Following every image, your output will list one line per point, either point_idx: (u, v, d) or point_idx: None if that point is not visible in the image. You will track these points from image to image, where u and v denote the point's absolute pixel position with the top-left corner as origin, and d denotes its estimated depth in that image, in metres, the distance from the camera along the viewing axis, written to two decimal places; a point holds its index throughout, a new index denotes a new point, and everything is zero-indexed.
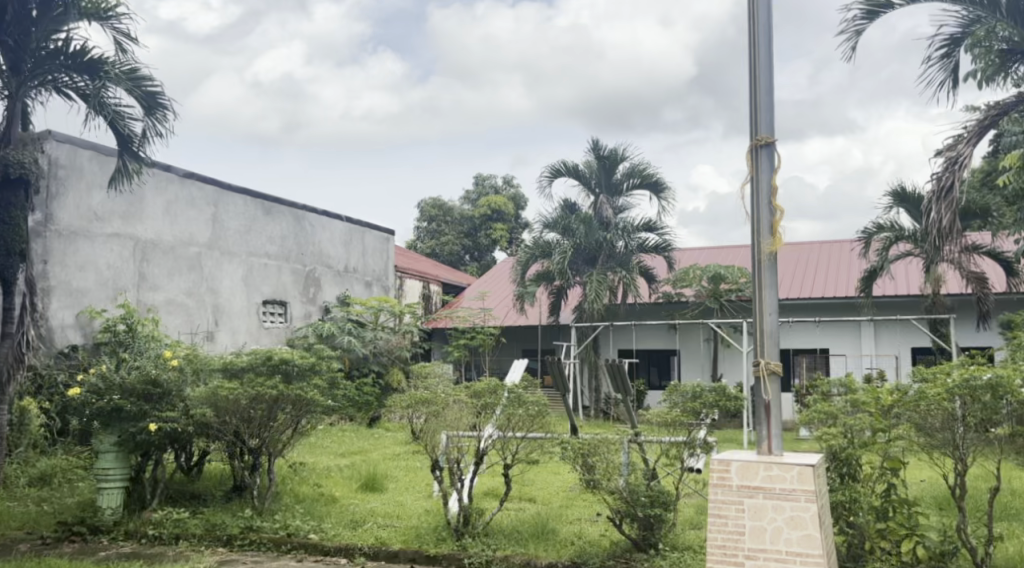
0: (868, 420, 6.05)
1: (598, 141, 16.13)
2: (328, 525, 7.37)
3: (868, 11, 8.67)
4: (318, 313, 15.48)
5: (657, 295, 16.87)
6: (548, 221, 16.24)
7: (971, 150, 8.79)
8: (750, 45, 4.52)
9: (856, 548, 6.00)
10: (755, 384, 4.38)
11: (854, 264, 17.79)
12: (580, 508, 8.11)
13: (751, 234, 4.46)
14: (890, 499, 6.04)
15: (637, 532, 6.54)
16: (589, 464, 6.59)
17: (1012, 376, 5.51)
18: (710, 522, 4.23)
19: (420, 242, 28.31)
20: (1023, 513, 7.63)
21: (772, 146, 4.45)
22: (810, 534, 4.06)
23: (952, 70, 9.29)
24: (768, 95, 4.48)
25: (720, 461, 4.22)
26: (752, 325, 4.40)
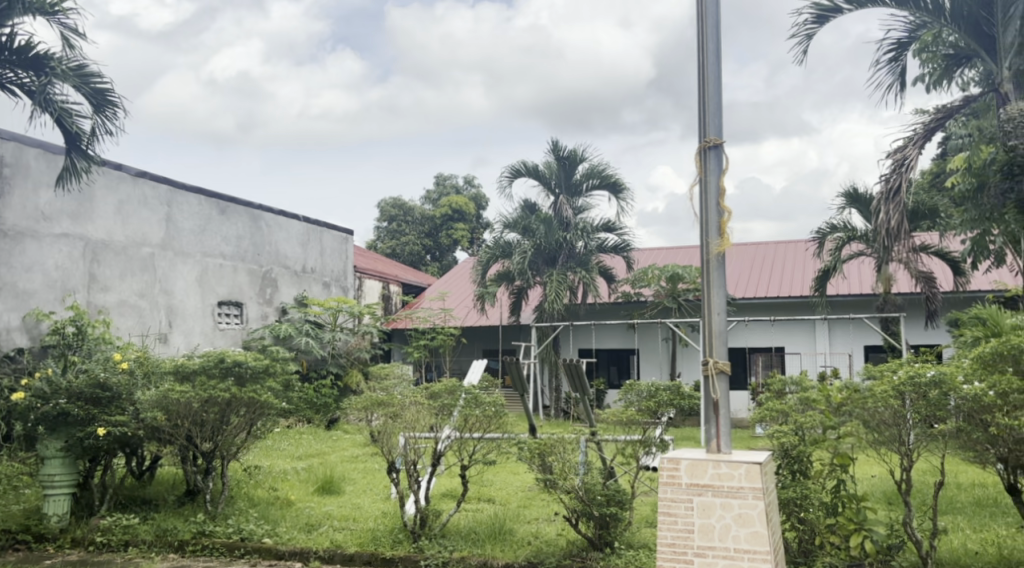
0: (819, 417, 6.22)
1: (557, 141, 16.17)
2: (282, 528, 7.31)
3: (817, 16, 8.84)
4: (274, 314, 15.30)
5: (617, 295, 16.97)
6: (508, 221, 16.28)
7: (917, 153, 8.97)
8: (699, 46, 4.59)
9: (807, 543, 6.15)
10: (705, 383, 4.46)
11: (808, 264, 18.10)
12: (538, 508, 8.12)
13: (700, 235, 4.54)
14: (840, 495, 6.17)
15: (593, 531, 6.58)
16: (546, 463, 6.64)
17: (954, 374, 5.73)
18: (660, 520, 4.28)
19: (380, 241, 28.14)
20: (967, 507, 7.84)
21: (720, 148, 4.53)
22: (758, 531, 4.12)
23: (900, 74, 9.50)
24: (718, 97, 4.56)
25: (670, 460, 4.27)
26: (702, 325, 4.47)
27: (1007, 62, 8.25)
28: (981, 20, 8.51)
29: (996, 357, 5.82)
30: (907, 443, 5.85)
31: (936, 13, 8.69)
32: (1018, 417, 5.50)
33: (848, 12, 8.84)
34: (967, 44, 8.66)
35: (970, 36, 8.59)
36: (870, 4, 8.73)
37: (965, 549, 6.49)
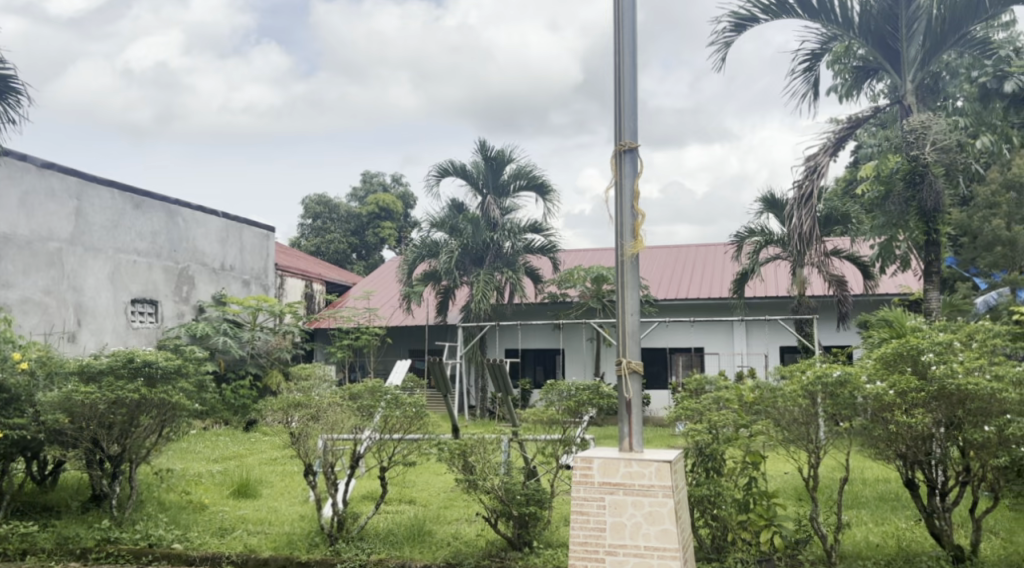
0: (732, 416, 6.31)
1: (484, 141, 16.15)
2: (193, 533, 7.12)
3: (736, 24, 9.05)
4: (191, 313, 14.89)
5: (543, 295, 17.06)
6: (434, 220, 16.20)
7: (828, 160, 9.27)
8: (616, 48, 4.66)
9: (720, 540, 6.30)
10: (618, 383, 4.52)
11: (727, 266, 18.55)
12: (458, 509, 8.10)
13: (615, 237, 4.60)
14: (751, 492, 6.33)
15: (512, 530, 6.61)
16: (468, 463, 6.63)
17: (858, 374, 5.94)
18: (572, 519, 4.32)
19: (304, 239, 27.69)
20: (871, 502, 8.14)
21: (635, 152, 4.60)
22: (667, 529, 4.19)
23: (814, 83, 9.81)
24: (633, 102, 4.63)
25: (582, 459, 4.31)
26: (616, 326, 4.54)
27: (911, 76, 8.76)
28: (886, 35, 8.81)
29: (896, 358, 6.03)
30: (819, 440, 6.06)
31: (844, 27, 8.88)
32: (916, 414, 5.73)
33: (764, 21, 9.07)
34: (873, 56, 8.96)
35: (877, 50, 8.89)
36: (784, 14, 8.95)
37: (867, 542, 6.74)
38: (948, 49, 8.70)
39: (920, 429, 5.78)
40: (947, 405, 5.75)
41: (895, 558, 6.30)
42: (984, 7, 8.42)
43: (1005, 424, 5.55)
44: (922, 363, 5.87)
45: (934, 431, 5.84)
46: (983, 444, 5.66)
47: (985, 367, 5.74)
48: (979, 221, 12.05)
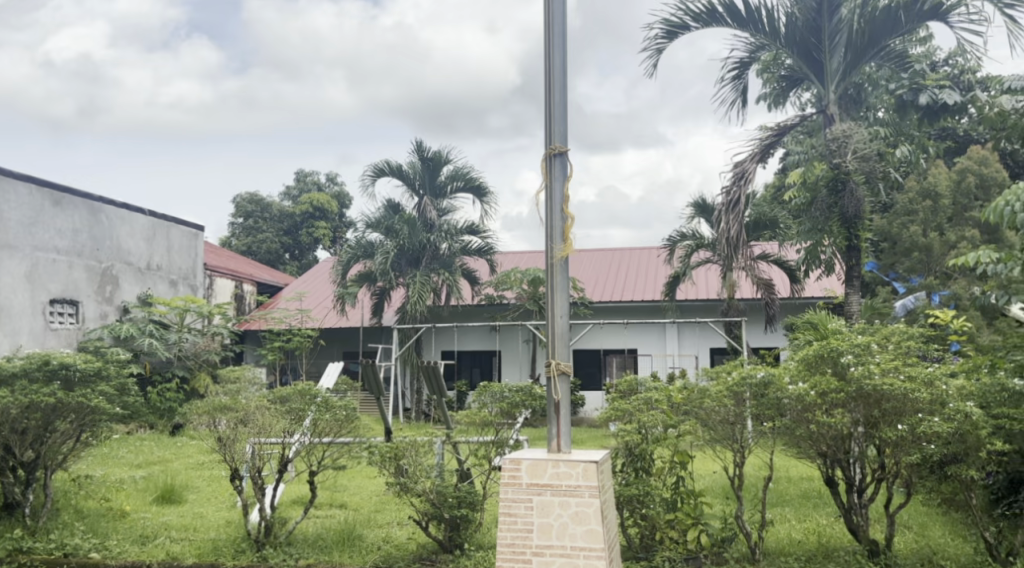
0: (661, 417, 6.41)
1: (420, 142, 16.08)
2: (112, 541, 6.92)
3: (668, 31, 9.20)
4: (114, 314, 14.47)
5: (480, 297, 17.09)
6: (370, 220, 16.05)
7: (755, 166, 9.49)
8: (546, 51, 4.69)
9: (648, 538, 6.41)
10: (546, 384, 4.55)
11: (660, 269, 18.84)
12: (390, 513, 8.02)
13: (545, 240, 4.63)
14: (679, 491, 6.45)
15: (443, 533, 6.59)
16: (401, 466, 6.57)
17: (780, 376, 6.11)
18: (500, 520, 4.34)
19: (235, 238, 27.17)
20: (796, 499, 8.36)
21: (565, 156, 4.64)
22: (594, 528, 4.23)
23: (742, 91, 10.04)
24: (564, 106, 4.67)
25: (511, 460, 4.34)
26: (545, 328, 4.56)
27: (834, 87, 9.03)
28: (811, 47, 9.07)
29: (817, 359, 6.20)
30: (750, 441, 6.28)
31: (771, 37, 9.09)
32: (835, 414, 5.90)
33: (694, 29, 9.24)
34: (799, 68, 9.20)
35: (801, 61, 9.14)
36: (714, 23, 9.14)
37: (790, 539, 6.92)
38: (868, 61, 9.01)
39: (839, 429, 5.96)
40: (865, 405, 5.94)
41: (815, 554, 6.47)
42: (900, 22, 8.74)
43: (917, 422, 5.76)
44: (841, 364, 6.05)
45: (852, 431, 6.03)
46: (897, 443, 5.87)
47: (900, 368, 5.94)
48: (899, 227, 12.49)
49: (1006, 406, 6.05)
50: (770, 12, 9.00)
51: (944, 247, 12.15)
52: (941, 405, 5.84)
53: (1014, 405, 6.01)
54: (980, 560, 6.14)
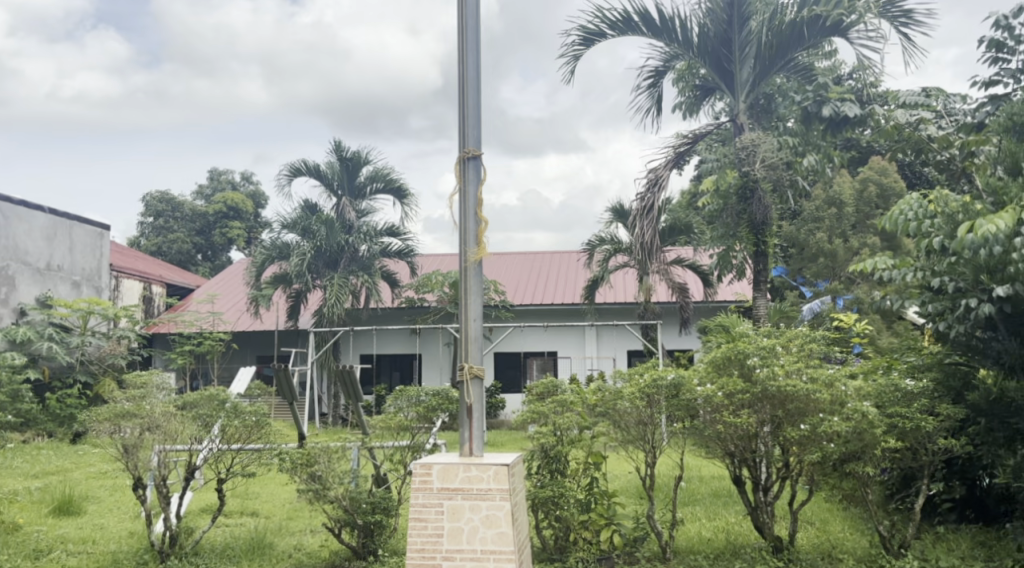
0: (576, 418, 6.49)
1: (338, 142, 15.87)
2: (2, 557, 6.61)
3: (584, 39, 9.32)
4: (10, 317, 13.90)
5: (400, 300, 16.97)
6: (286, 221, 15.76)
7: (668, 173, 9.67)
8: (460, 55, 4.68)
9: (562, 540, 6.48)
10: (459, 387, 4.55)
11: (579, 272, 19.06)
12: (302, 520, 7.87)
13: (458, 243, 4.62)
14: (593, 491, 6.54)
15: (357, 540, 6.51)
16: (313, 473, 6.40)
17: (690, 378, 6.29)
18: (410, 525, 4.31)
19: (144, 238, 26.30)
20: (705, 498, 8.55)
21: (479, 159, 4.65)
22: (504, 531, 4.25)
23: (657, 99, 10.24)
24: (478, 110, 4.68)
25: (422, 465, 4.33)
26: (459, 331, 4.55)
27: (743, 97, 9.29)
28: (722, 57, 9.31)
29: (725, 362, 6.34)
30: (666, 440, 6.49)
31: (685, 46, 9.31)
32: (741, 414, 6.08)
33: (611, 37, 9.37)
34: (712, 77, 9.44)
35: (713, 70, 9.38)
36: (630, 31, 9.30)
37: (699, 537, 7.09)
38: (775, 72, 9.28)
39: (745, 428, 6.12)
40: (770, 406, 6.13)
41: (722, 551, 6.65)
42: (804, 37, 9.05)
43: (818, 423, 5.96)
44: (747, 366, 6.22)
45: (759, 431, 6.19)
46: (800, 442, 6.06)
47: (803, 369, 6.14)
48: (806, 234, 12.93)
49: (900, 406, 6.24)
50: (683, 22, 9.21)
51: (848, 253, 12.59)
52: (840, 405, 6.08)
53: (906, 404, 6.24)
54: (874, 552, 6.41)
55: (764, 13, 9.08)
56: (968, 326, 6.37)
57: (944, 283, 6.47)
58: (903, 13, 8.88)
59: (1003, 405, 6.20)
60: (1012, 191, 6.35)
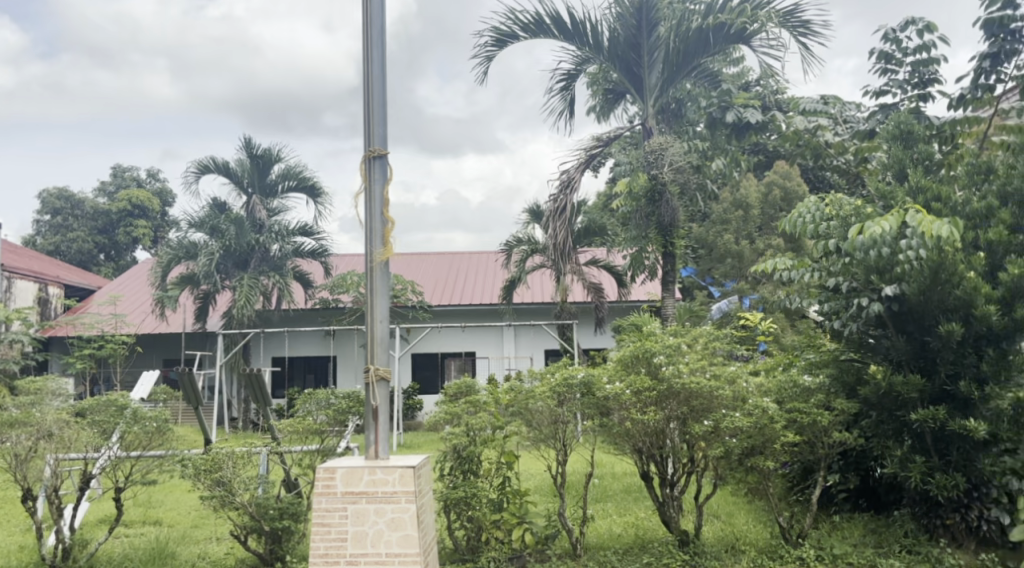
0: (488, 418, 6.49)
1: (248, 139, 15.52)
2: None
3: (496, 40, 9.34)
4: None
5: (314, 301, 16.72)
6: (193, 220, 15.33)
7: (580, 174, 9.77)
8: (364, 54, 4.63)
9: (474, 540, 6.48)
10: (365, 389, 4.51)
11: (496, 273, 19.12)
12: (207, 528, 7.67)
13: (364, 243, 4.58)
14: (505, 491, 6.56)
15: (264, 546, 6.37)
16: (216, 480, 6.22)
17: (599, 376, 6.34)
18: (313, 530, 4.26)
19: (40, 237, 25.17)
20: (616, 494, 8.68)
21: (385, 158, 4.61)
22: (409, 534, 4.23)
23: (569, 102, 10.34)
24: (383, 109, 4.65)
25: (325, 469, 4.28)
26: (365, 333, 4.50)
27: (652, 101, 9.46)
28: (631, 62, 9.47)
29: (633, 360, 6.44)
30: (580, 438, 6.55)
31: (596, 49, 9.43)
32: (649, 411, 6.19)
33: (522, 39, 9.42)
34: (622, 81, 9.58)
35: (623, 74, 9.52)
36: (541, 33, 9.37)
37: (610, 533, 7.21)
38: (683, 77, 9.47)
39: (654, 424, 6.25)
40: (678, 402, 6.26)
41: (631, 546, 6.78)
42: (710, 43, 9.27)
43: (720, 418, 6.14)
44: (655, 364, 6.32)
45: (666, 427, 6.33)
46: (704, 437, 6.22)
47: (706, 367, 6.32)
48: (714, 235, 13.29)
49: (797, 401, 6.49)
50: (594, 25, 9.32)
51: (754, 254, 13.00)
52: (743, 401, 6.26)
53: (803, 400, 6.50)
54: (774, 542, 6.62)
55: (672, 19, 9.30)
56: (860, 323, 6.64)
57: (838, 283, 6.75)
58: (802, 23, 9.17)
59: (891, 399, 6.47)
60: (899, 195, 6.70)
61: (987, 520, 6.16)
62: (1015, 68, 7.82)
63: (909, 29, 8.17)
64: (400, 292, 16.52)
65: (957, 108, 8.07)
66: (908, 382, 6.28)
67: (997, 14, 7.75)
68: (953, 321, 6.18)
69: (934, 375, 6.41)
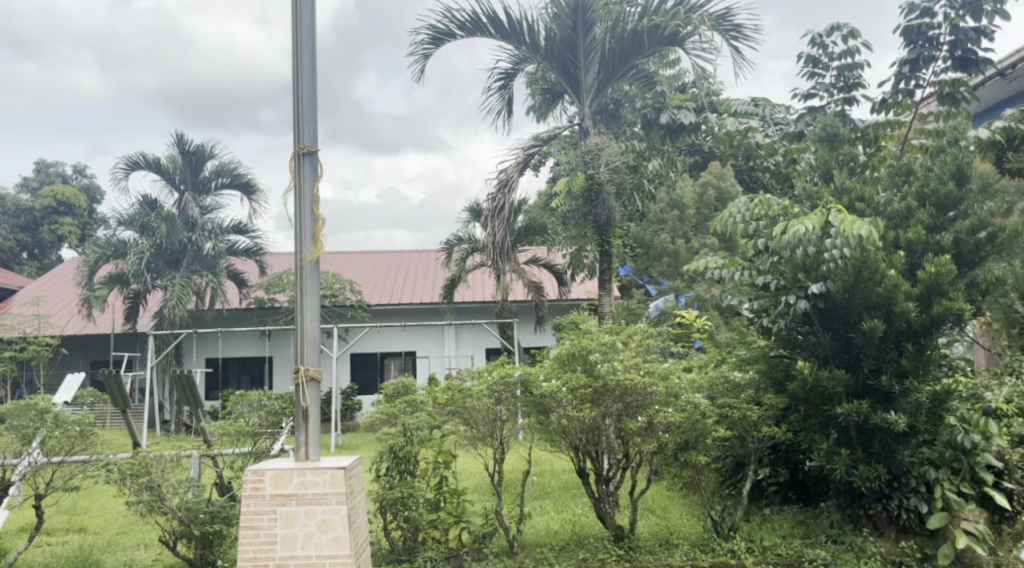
0: (425, 418, 6.43)
1: (181, 134, 15.17)
2: None
3: (433, 38, 9.31)
4: None
5: (249, 300, 16.43)
6: (122, 217, 14.95)
7: (518, 175, 9.83)
8: (294, 50, 4.57)
9: (410, 540, 6.43)
10: (295, 391, 4.45)
11: (436, 272, 19.04)
12: (134, 535, 7.48)
13: (294, 242, 4.52)
14: (442, 491, 6.52)
15: (193, 551, 6.22)
16: (143, 484, 6.07)
17: (535, 374, 6.39)
18: (242, 534, 4.19)
19: None
20: (553, 491, 8.73)
21: (314, 155, 4.55)
22: (339, 536, 4.19)
23: (507, 101, 10.36)
24: (312, 105, 4.58)
25: (254, 471, 4.21)
26: (295, 333, 4.44)
27: (588, 101, 9.52)
28: (567, 62, 9.52)
29: (570, 357, 6.45)
30: (517, 436, 6.55)
31: (533, 49, 9.47)
32: (585, 408, 6.24)
33: (459, 37, 9.41)
34: (560, 81, 9.61)
35: (559, 74, 9.56)
36: (478, 32, 9.37)
37: (547, 530, 7.24)
38: (619, 78, 9.56)
39: (589, 421, 6.30)
40: (614, 399, 6.32)
41: (568, 542, 6.82)
42: (644, 45, 9.38)
43: (654, 414, 6.23)
44: (590, 362, 6.36)
45: (601, 423, 6.38)
46: (639, 433, 6.29)
47: (640, 364, 6.39)
48: (651, 235, 13.46)
49: (728, 396, 6.61)
50: (531, 25, 9.35)
51: (689, 253, 13.20)
52: (675, 397, 6.34)
53: (734, 394, 6.63)
54: (706, 535, 6.73)
55: (608, 20, 9.33)
56: (788, 321, 6.79)
57: (767, 281, 6.90)
58: (733, 26, 9.35)
59: (817, 393, 6.62)
60: (825, 195, 6.88)
61: (907, 509, 6.39)
62: (933, 75, 8.08)
63: (834, 34, 8.38)
64: (338, 291, 16.36)
65: (879, 112, 8.30)
66: (833, 377, 6.43)
67: (916, 22, 8.02)
68: (876, 317, 6.36)
69: (858, 369, 6.59)
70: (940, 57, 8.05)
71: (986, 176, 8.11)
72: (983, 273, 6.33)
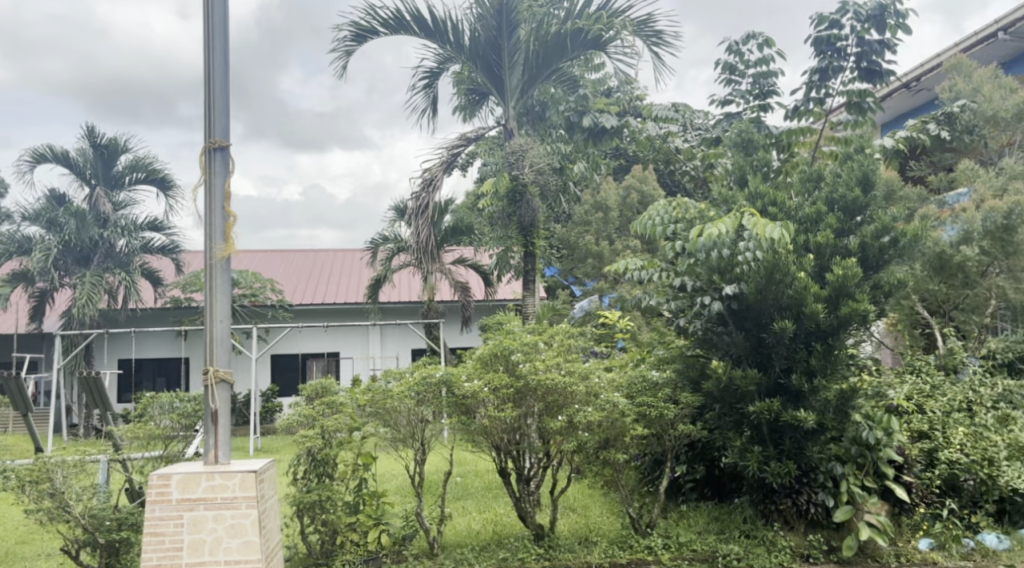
0: (345, 420, 6.33)
1: (93, 127, 14.65)
2: None
3: (356, 35, 9.21)
4: None
5: (164, 300, 15.96)
6: (28, 212, 14.36)
7: (443, 174, 9.74)
8: (206, 43, 4.45)
9: (328, 544, 6.32)
10: (205, 392, 4.34)
11: (360, 272, 18.81)
12: (36, 544, 7.18)
13: (204, 239, 4.41)
14: (361, 494, 6.44)
15: (99, 560, 6.01)
16: (44, 492, 5.81)
17: (457, 373, 6.36)
18: (145, 541, 4.07)
19: None
20: (475, 492, 8.73)
21: (225, 150, 4.45)
22: (249, 540, 4.10)
23: (431, 100, 10.32)
24: (224, 99, 4.48)
25: (160, 476, 4.09)
26: (204, 333, 4.34)
27: (512, 103, 9.55)
28: (491, 63, 9.51)
29: (492, 358, 6.43)
30: (439, 437, 6.50)
31: (457, 49, 9.44)
32: (506, 408, 6.26)
33: (383, 35, 9.33)
34: (484, 83, 9.61)
35: (484, 75, 9.57)
36: (402, 30, 9.30)
37: (468, 530, 7.24)
38: (543, 81, 9.62)
39: (510, 421, 6.32)
40: (535, 399, 6.34)
41: (488, 542, 6.83)
42: (567, 49, 9.46)
43: (573, 414, 6.28)
44: (512, 362, 6.37)
45: (523, 422, 6.41)
46: (560, 432, 6.32)
47: (561, 363, 6.43)
48: (576, 236, 13.58)
49: (647, 394, 6.68)
50: (455, 24, 9.33)
51: (613, 254, 13.36)
52: (595, 396, 6.40)
53: (652, 393, 6.70)
54: (625, 532, 6.81)
55: (532, 22, 9.38)
56: (703, 321, 6.93)
57: (685, 282, 7.02)
58: (654, 32, 9.52)
59: (732, 392, 6.76)
60: (740, 200, 7.05)
61: (815, 503, 6.64)
62: (842, 84, 8.35)
63: (750, 42, 8.59)
64: (258, 289, 16.05)
65: (792, 119, 8.52)
66: (746, 376, 6.58)
67: (825, 33, 8.29)
68: (786, 318, 6.55)
69: (769, 369, 6.76)
70: (848, 68, 8.32)
71: (892, 183, 8.44)
72: (886, 275, 6.55)
